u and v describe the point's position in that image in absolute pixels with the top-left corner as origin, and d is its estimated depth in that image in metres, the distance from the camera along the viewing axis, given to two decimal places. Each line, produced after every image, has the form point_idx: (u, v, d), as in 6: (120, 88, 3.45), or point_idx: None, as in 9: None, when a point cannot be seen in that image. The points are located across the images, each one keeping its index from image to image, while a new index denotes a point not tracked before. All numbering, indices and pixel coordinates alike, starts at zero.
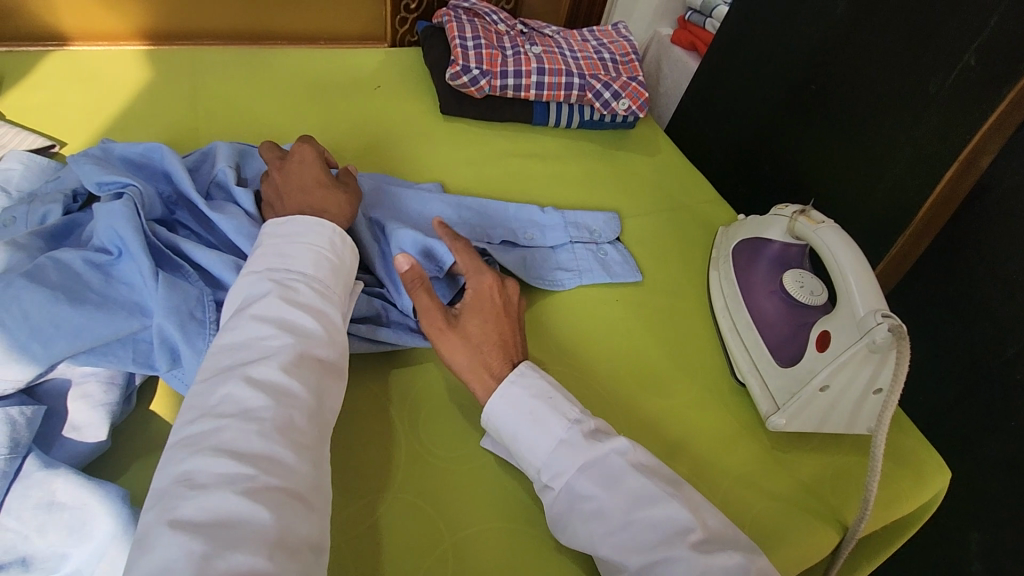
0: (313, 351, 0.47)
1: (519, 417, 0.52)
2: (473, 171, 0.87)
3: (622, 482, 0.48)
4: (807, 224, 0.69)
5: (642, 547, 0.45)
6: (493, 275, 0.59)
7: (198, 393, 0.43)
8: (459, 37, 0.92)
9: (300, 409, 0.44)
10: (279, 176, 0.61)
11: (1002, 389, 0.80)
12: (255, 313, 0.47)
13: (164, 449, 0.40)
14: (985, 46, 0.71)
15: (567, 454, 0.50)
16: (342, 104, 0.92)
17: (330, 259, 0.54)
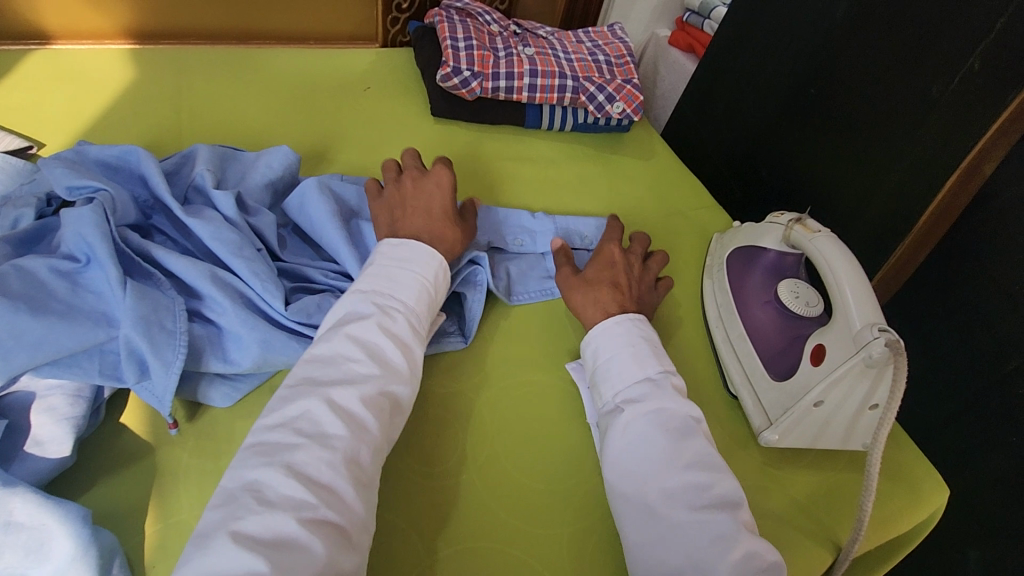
0: (392, 387, 0.50)
1: (622, 347, 0.59)
2: (464, 175, 0.86)
3: (690, 440, 0.52)
4: (803, 232, 0.67)
5: (686, 502, 0.48)
6: (617, 246, 0.70)
7: (282, 402, 0.46)
8: (450, 38, 0.90)
9: (368, 446, 0.46)
10: (412, 192, 0.66)
11: (1003, 403, 0.78)
12: (352, 335, 0.51)
13: (242, 449, 0.43)
14: (988, 53, 0.69)
15: (650, 391, 0.55)
16: (330, 106, 0.90)
17: (429, 295, 0.57)
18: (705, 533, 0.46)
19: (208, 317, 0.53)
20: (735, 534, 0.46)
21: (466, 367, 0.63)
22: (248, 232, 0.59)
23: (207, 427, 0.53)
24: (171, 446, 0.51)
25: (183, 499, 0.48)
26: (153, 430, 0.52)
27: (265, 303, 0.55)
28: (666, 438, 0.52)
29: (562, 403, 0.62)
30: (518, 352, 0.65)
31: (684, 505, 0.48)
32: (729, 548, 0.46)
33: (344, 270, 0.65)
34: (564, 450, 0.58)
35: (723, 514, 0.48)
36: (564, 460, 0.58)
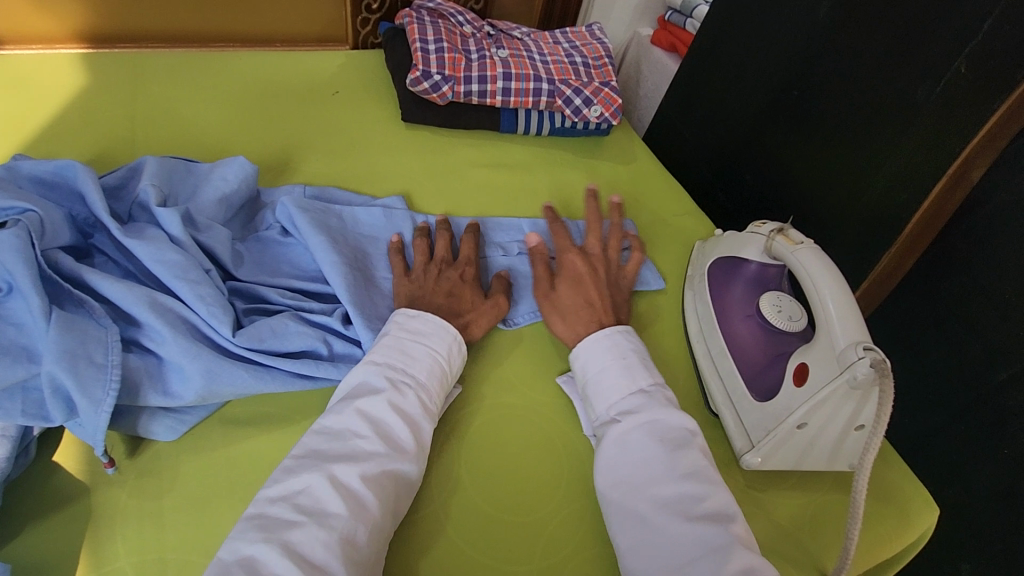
0: (399, 465, 0.48)
1: (610, 359, 0.57)
2: (436, 183, 0.82)
3: (688, 452, 0.50)
4: (786, 243, 0.64)
5: (681, 515, 0.46)
6: (577, 251, 0.68)
7: (286, 475, 0.44)
8: (419, 40, 0.86)
9: (366, 526, 0.43)
10: (433, 273, 0.64)
11: (995, 416, 0.75)
12: (361, 409, 0.49)
13: (240, 521, 0.42)
14: (975, 55, 0.66)
15: (643, 402, 0.54)
16: (296, 112, 0.86)
17: (442, 367, 0.55)
18: (699, 546, 0.45)
19: (147, 347, 0.50)
20: (732, 544, 0.44)
21: None
22: (196, 252, 0.55)
23: (149, 462, 0.49)
24: (108, 487, 0.47)
25: (119, 544, 0.45)
26: (89, 468, 0.48)
27: (211, 330, 0.52)
28: (662, 450, 0.50)
29: (533, 426, 0.59)
30: (486, 372, 0.62)
31: (679, 518, 0.46)
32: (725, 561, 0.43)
33: (301, 289, 0.62)
34: (533, 478, 0.55)
35: (718, 530, 0.45)
36: (534, 489, 0.54)
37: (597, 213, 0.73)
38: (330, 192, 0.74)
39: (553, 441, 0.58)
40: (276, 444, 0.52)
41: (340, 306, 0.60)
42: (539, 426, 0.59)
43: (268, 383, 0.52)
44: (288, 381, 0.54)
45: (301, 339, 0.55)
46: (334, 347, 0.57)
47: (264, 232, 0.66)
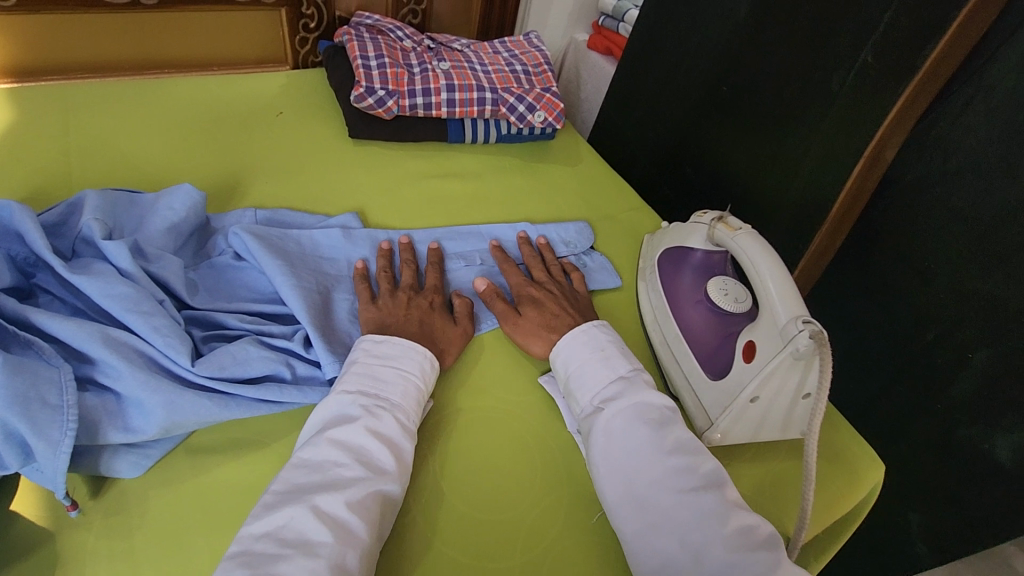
0: (382, 488, 0.48)
1: (589, 353, 0.60)
2: (388, 197, 0.83)
3: (671, 429, 0.53)
4: (725, 230, 0.68)
5: (675, 487, 0.49)
6: (527, 280, 0.70)
7: (266, 512, 0.44)
8: (360, 57, 0.87)
9: (355, 551, 0.43)
10: (402, 300, 0.64)
11: (927, 375, 0.81)
12: (338, 439, 0.50)
13: (224, 559, 0.41)
14: (880, 43, 0.71)
15: (624, 389, 0.56)
16: (240, 135, 0.85)
17: (417, 387, 0.56)
18: (696, 513, 0.47)
19: (103, 384, 0.49)
20: (725, 507, 0.48)
21: None
22: (148, 283, 0.54)
23: (115, 501, 0.48)
24: (74, 530, 0.46)
25: None
26: (50, 514, 0.47)
27: (168, 360, 0.51)
28: (647, 428, 0.52)
29: (502, 426, 0.60)
30: (452, 377, 0.63)
31: (672, 489, 0.49)
32: (721, 523, 0.47)
33: (260, 312, 0.61)
34: (506, 476, 0.56)
35: (710, 498, 0.48)
36: (509, 487, 0.56)
37: (529, 251, 0.76)
38: (284, 213, 0.74)
39: (523, 439, 0.60)
40: (247, 468, 0.52)
41: (300, 328, 0.60)
42: (509, 426, 0.60)
43: (233, 410, 0.52)
44: (251, 408, 0.53)
45: (262, 364, 0.55)
46: (298, 369, 0.57)
47: (217, 258, 0.66)
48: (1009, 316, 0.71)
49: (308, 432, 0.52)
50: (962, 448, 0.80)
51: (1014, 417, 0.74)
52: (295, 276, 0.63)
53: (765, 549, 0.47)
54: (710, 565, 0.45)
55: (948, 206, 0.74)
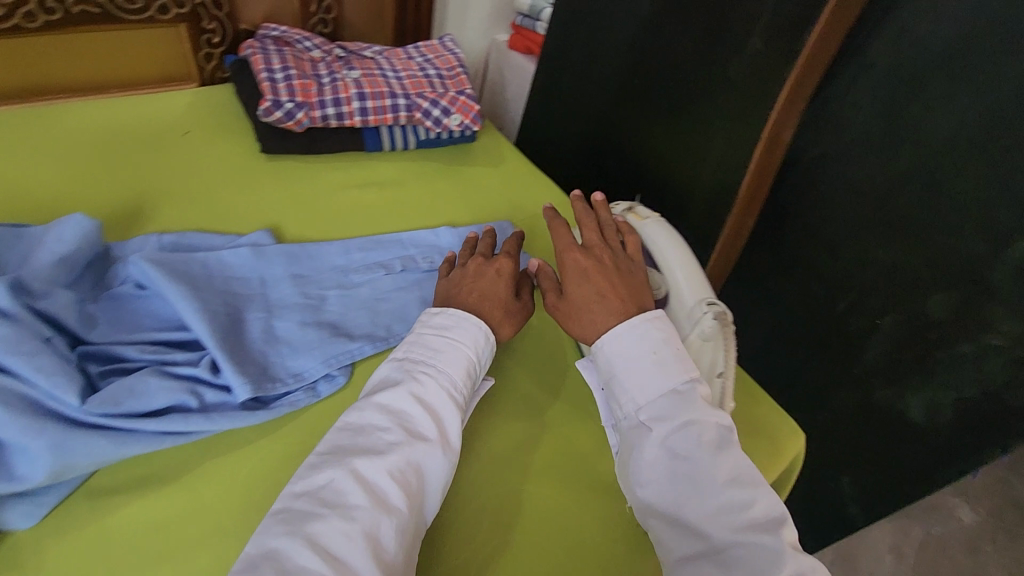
0: (419, 455, 0.52)
1: (642, 358, 0.56)
2: (304, 211, 0.81)
3: (727, 454, 0.51)
4: (636, 220, 0.72)
5: (727, 524, 0.48)
6: (577, 247, 0.64)
7: (312, 474, 0.49)
8: (265, 70, 0.85)
9: (389, 517, 0.47)
10: (472, 269, 0.68)
11: (843, 344, 0.85)
12: (386, 404, 0.55)
13: (269, 517, 0.46)
14: (768, 30, 0.73)
15: (679, 407, 0.54)
16: (145, 158, 0.82)
17: (467, 358, 0.59)
18: (748, 553, 0.47)
19: None
20: (782, 552, 0.46)
21: (318, 422, 0.60)
22: (32, 320, 0.52)
23: (9, 555, 0.47)
24: None
25: None
26: None
27: (55, 401, 0.49)
28: (704, 454, 0.51)
29: None
30: None
31: (725, 527, 0.48)
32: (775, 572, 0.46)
33: (164, 340, 0.59)
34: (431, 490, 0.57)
35: (764, 540, 0.47)
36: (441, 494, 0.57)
37: (583, 209, 0.69)
38: (191, 236, 0.72)
39: None
40: (153, 506, 0.51)
41: (207, 352, 0.58)
42: None
43: (133, 446, 0.51)
44: (155, 442, 0.52)
45: (164, 396, 0.53)
46: (206, 396, 0.56)
47: (118, 288, 0.63)
48: (907, 283, 0.75)
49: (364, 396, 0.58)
50: (881, 410, 0.84)
51: (921, 377, 0.78)
52: (200, 299, 0.62)
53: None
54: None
55: (846, 182, 0.78)
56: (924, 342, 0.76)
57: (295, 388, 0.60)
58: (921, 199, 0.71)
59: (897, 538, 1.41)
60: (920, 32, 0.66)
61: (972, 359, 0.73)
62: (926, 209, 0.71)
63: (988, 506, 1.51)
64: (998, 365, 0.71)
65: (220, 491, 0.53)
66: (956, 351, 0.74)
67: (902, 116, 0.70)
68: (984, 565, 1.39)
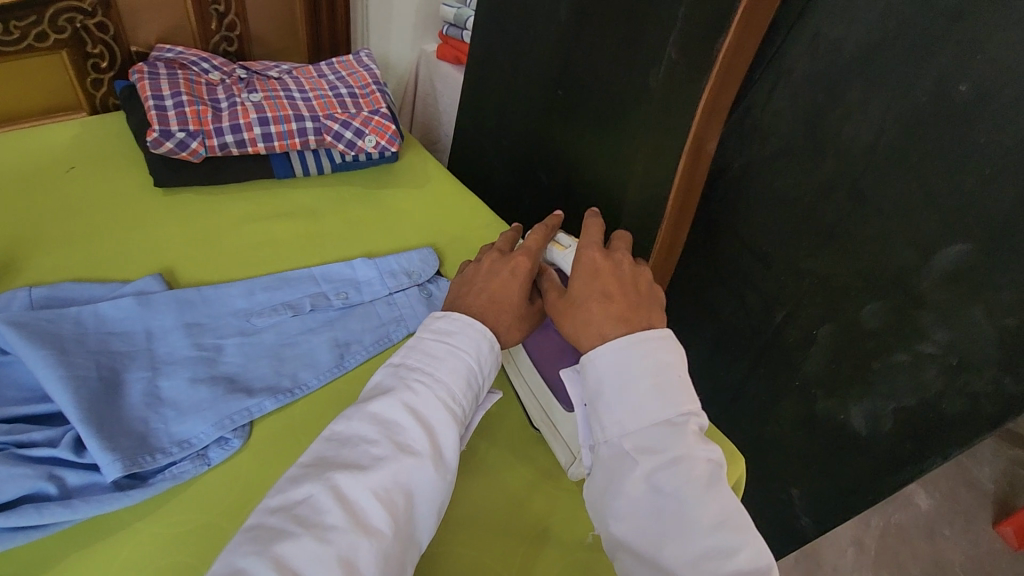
0: (408, 471, 0.47)
1: (635, 380, 0.51)
2: (204, 249, 0.75)
3: (716, 494, 0.46)
4: (557, 249, 0.67)
5: (709, 575, 0.43)
6: (602, 251, 0.60)
7: (288, 487, 0.46)
8: (153, 98, 0.78)
9: (369, 542, 0.43)
10: (486, 267, 0.64)
11: (784, 356, 0.82)
12: (377, 413, 0.50)
13: (238, 534, 0.43)
14: (681, 41, 0.69)
15: (671, 439, 0.48)
16: (19, 201, 0.74)
17: (468, 366, 0.55)
18: None
19: None
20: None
21: (207, 495, 0.53)
22: None
23: None
24: None
25: None
26: None
27: None
28: (691, 493, 0.45)
29: None
30: (272, 455, 0.57)
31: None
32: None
33: (24, 415, 0.53)
34: None
35: None
36: None
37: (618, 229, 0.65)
38: (69, 288, 0.65)
39: None
40: None
41: (71, 428, 0.52)
42: None
43: None
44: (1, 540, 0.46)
45: (11, 487, 0.47)
46: (69, 480, 0.50)
47: None
48: (840, 294, 0.73)
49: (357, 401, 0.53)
50: (825, 421, 0.82)
51: (861, 387, 0.76)
52: (70, 363, 0.55)
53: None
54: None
55: (774, 191, 0.75)
56: (862, 352, 0.74)
57: (179, 459, 0.54)
58: (847, 206, 0.69)
59: (858, 530, 1.41)
60: (834, 36, 0.64)
61: (909, 368, 0.71)
62: (854, 217, 0.69)
63: (942, 491, 1.52)
64: (934, 373, 0.69)
65: None
66: (893, 360, 0.72)
67: (822, 123, 0.68)
68: (943, 551, 1.41)
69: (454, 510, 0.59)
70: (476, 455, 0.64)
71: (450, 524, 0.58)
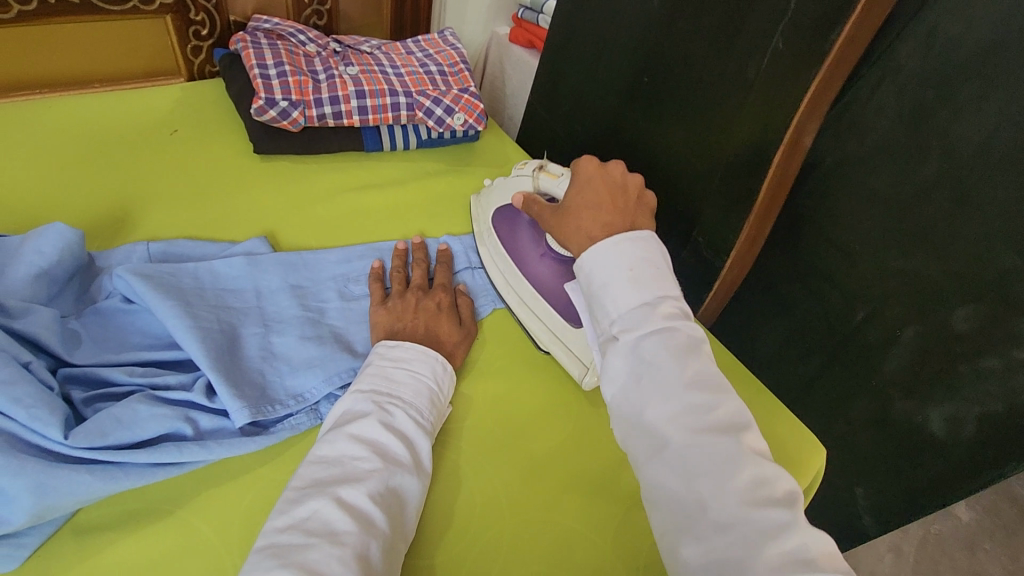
0: (397, 481, 0.50)
1: (615, 270, 0.52)
2: (302, 216, 0.77)
3: (694, 357, 0.47)
4: (549, 178, 0.70)
5: (688, 426, 0.43)
6: (594, 170, 0.63)
7: (289, 503, 0.46)
8: (257, 66, 0.80)
9: (377, 541, 0.45)
10: (412, 301, 0.66)
11: (860, 354, 0.82)
12: (353, 433, 0.51)
13: (253, 555, 0.42)
14: (790, 30, 0.71)
15: (648, 315, 0.49)
16: (131, 159, 0.77)
17: (430, 388, 0.58)
18: (709, 455, 0.42)
19: None
20: (742, 455, 0.42)
21: None
22: (9, 344, 0.48)
23: None
24: None
25: None
26: None
27: (39, 435, 0.45)
28: (670, 357, 0.46)
29: (443, 463, 0.59)
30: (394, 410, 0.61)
31: (686, 428, 0.43)
32: (735, 475, 0.41)
33: (156, 361, 0.56)
34: (437, 521, 0.55)
35: (728, 442, 0.42)
36: (456, 526, 0.55)
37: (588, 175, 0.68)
38: (182, 245, 0.68)
39: (466, 470, 0.59)
40: (146, 543, 0.47)
41: (201, 374, 0.55)
42: (444, 466, 0.59)
43: (122, 480, 0.47)
44: (146, 474, 0.48)
45: (156, 425, 0.49)
46: (202, 422, 0.52)
47: (103, 302, 0.59)
48: (931, 295, 0.73)
49: (322, 432, 0.53)
50: (899, 421, 0.82)
51: (944, 391, 0.76)
52: (191, 313, 0.58)
53: (781, 506, 0.41)
54: (716, 515, 0.40)
55: (867, 188, 0.75)
56: (949, 354, 0.74)
57: (296, 411, 0.57)
58: (949, 208, 0.68)
59: (898, 539, 1.40)
60: (954, 33, 0.63)
61: (1000, 374, 0.71)
62: (955, 219, 0.68)
63: (985, 505, 1.50)
64: None
65: (214, 524, 0.49)
66: (982, 365, 0.72)
67: (930, 120, 0.67)
68: (984, 566, 1.39)
69: (554, 479, 0.61)
70: (565, 424, 0.65)
71: (549, 486, 0.60)
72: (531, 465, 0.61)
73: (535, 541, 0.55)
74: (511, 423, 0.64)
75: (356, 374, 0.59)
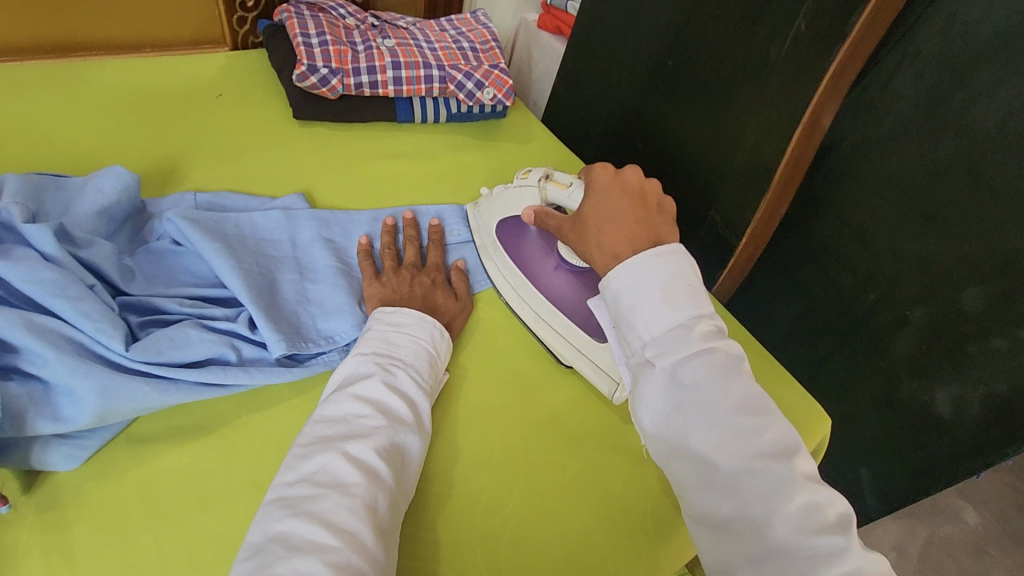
0: (401, 437, 0.52)
1: (648, 292, 0.51)
2: (338, 178, 0.81)
3: (738, 380, 0.47)
4: (558, 188, 0.70)
5: (738, 454, 0.44)
6: (611, 183, 0.62)
7: (298, 458, 0.47)
8: (301, 35, 0.84)
9: (383, 492, 0.47)
10: (406, 277, 0.68)
11: (869, 335, 0.85)
12: (357, 393, 0.53)
13: (263, 505, 0.44)
14: (813, 13, 0.73)
15: (684, 338, 0.49)
16: (181, 118, 0.82)
17: (428, 350, 0.61)
18: (764, 482, 0.43)
19: (29, 372, 0.47)
20: (794, 480, 0.43)
21: None
22: (76, 267, 0.52)
23: (51, 496, 0.47)
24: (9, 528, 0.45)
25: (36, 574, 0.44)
26: None
27: (102, 347, 0.50)
28: (713, 382, 0.47)
29: (463, 411, 0.64)
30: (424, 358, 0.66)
31: (738, 455, 0.44)
32: (789, 501, 0.43)
33: (202, 296, 0.60)
34: (457, 460, 0.60)
35: (781, 467, 0.44)
36: (472, 466, 0.60)
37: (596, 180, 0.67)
38: (226, 196, 0.72)
39: (482, 417, 0.64)
40: (194, 454, 0.51)
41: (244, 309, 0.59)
42: (463, 413, 0.63)
43: (173, 394, 0.51)
44: (195, 391, 0.52)
45: (204, 348, 0.54)
46: (244, 351, 0.56)
47: (154, 243, 0.63)
48: (941, 277, 0.75)
49: (325, 394, 0.55)
50: (906, 402, 0.84)
51: (951, 371, 0.78)
52: (234, 256, 0.62)
53: (835, 530, 0.43)
54: (771, 541, 0.42)
55: (884, 171, 0.77)
56: (957, 334, 0.76)
57: (328, 349, 0.61)
58: (963, 191, 0.70)
59: (902, 535, 1.41)
60: (974, 17, 0.65)
61: (1004, 354, 0.73)
62: (969, 202, 0.70)
63: (993, 507, 1.50)
64: None
65: (255, 443, 0.53)
66: (987, 346, 0.74)
67: (947, 103, 0.69)
68: (988, 566, 1.40)
69: (566, 430, 0.64)
70: (579, 382, 0.69)
71: (562, 436, 0.64)
72: (545, 416, 0.65)
73: (546, 483, 0.60)
74: (528, 379, 0.68)
75: (358, 337, 0.61)
